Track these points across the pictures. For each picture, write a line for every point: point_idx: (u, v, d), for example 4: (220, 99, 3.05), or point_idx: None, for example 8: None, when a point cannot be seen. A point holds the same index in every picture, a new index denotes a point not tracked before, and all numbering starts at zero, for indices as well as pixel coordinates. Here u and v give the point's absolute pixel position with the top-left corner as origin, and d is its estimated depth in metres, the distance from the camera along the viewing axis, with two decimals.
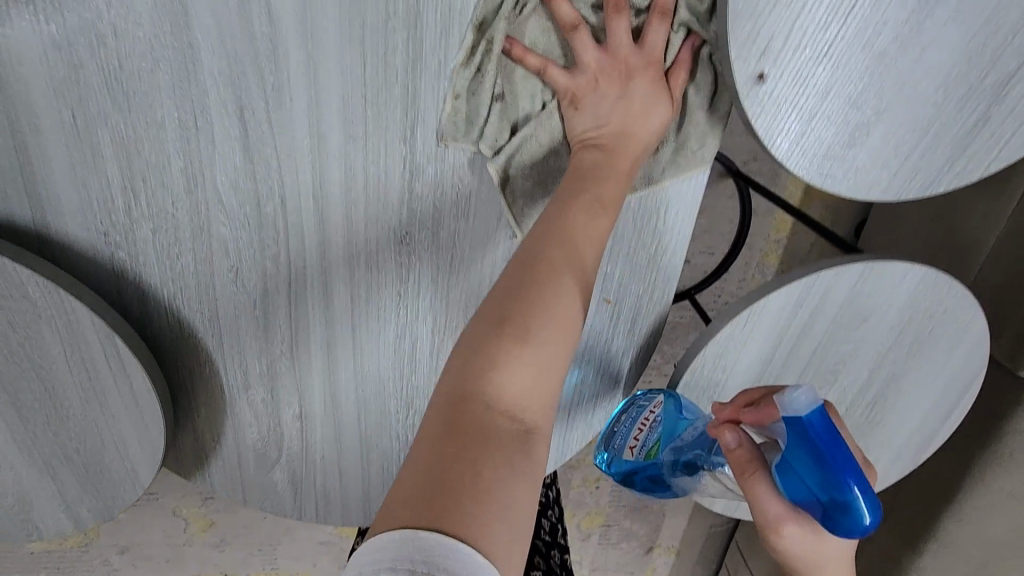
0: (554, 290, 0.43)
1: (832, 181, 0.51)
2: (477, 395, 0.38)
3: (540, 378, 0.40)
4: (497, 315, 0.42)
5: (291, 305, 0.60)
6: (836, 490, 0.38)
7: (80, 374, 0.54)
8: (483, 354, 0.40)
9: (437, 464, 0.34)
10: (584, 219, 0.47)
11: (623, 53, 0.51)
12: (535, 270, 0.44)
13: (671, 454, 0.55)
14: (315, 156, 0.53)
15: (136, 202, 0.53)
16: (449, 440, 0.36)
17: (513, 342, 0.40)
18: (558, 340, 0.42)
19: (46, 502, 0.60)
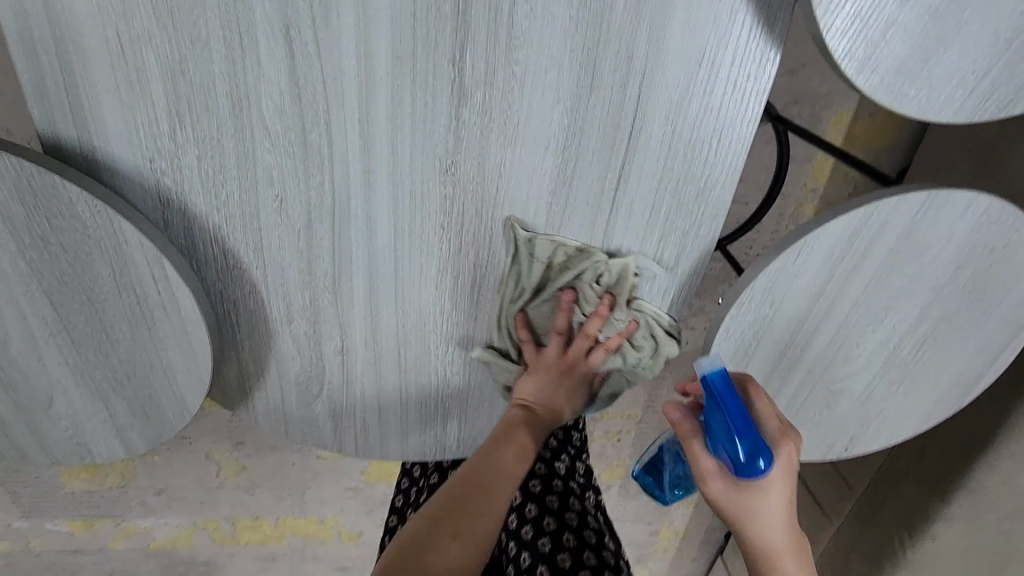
0: (489, 513, 0.57)
1: (902, 100, 0.49)
2: (425, 562, 0.51)
3: (483, 538, 0.55)
4: (458, 505, 0.57)
5: (335, 238, 0.59)
6: (735, 436, 0.49)
7: (130, 298, 0.55)
8: (437, 538, 0.53)
9: (430, 546, 0.53)
10: (523, 449, 0.64)
11: (568, 358, 0.68)
12: (482, 498, 0.58)
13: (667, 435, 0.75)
14: (363, 80, 0.51)
15: (181, 127, 0.52)
16: (424, 551, 0.52)
17: (452, 537, 0.54)
18: (490, 519, 0.56)
19: (100, 425, 0.62)
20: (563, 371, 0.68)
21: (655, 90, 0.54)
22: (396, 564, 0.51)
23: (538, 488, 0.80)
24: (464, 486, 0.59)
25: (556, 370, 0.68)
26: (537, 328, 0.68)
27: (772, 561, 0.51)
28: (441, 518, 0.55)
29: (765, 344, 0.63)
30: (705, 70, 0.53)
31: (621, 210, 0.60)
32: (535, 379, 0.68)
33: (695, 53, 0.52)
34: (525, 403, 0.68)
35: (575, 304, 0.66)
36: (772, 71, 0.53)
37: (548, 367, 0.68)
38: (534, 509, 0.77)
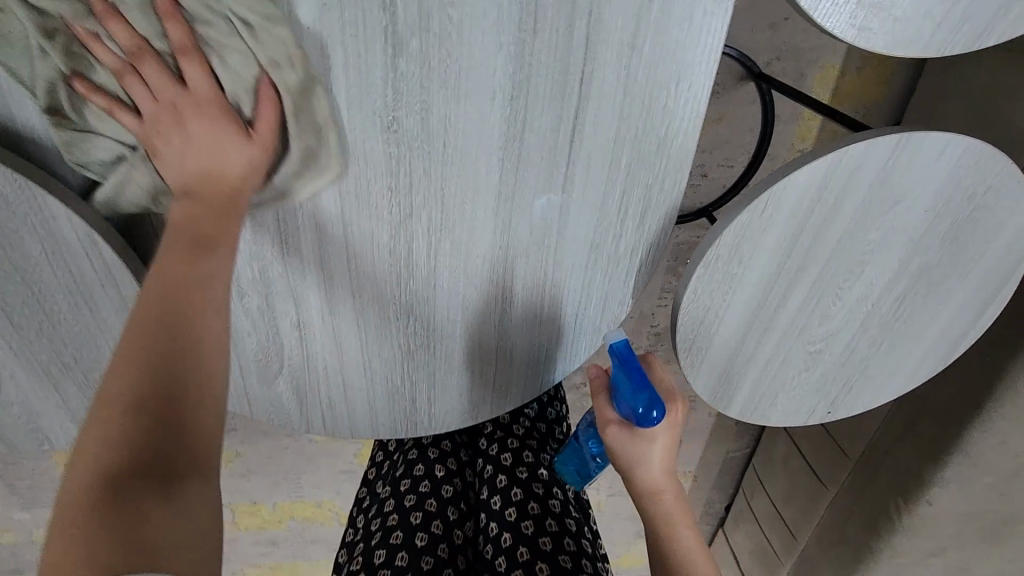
0: (208, 371, 0.45)
1: (866, 35, 0.46)
2: (163, 432, 0.42)
3: (215, 388, 0.45)
4: (171, 410, 0.42)
5: (278, 206, 0.57)
6: (639, 393, 0.59)
7: (65, 275, 0.53)
8: (184, 419, 0.43)
9: (94, 447, 0.40)
10: (150, 322, 0.45)
11: (165, 96, 0.48)
12: (205, 359, 0.45)
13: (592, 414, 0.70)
14: (290, 33, 0.48)
15: (102, 92, 0.49)
16: (112, 420, 0.41)
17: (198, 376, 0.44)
18: (217, 359, 0.46)
19: (52, 409, 0.61)
20: (215, 178, 0.51)
21: (604, 32, 0.50)
22: (107, 435, 0.40)
23: (523, 471, 0.77)
24: (184, 305, 0.46)
25: (197, 150, 0.50)
26: (120, 95, 0.50)
27: (656, 502, 0.63)
28: (159, 303, 0.45)
29: (736, 305, 0.60)
30: (656, 10, 0.50)
31: (579, 166, 0.57)
32: (195, 206, 0.50)
33: None
34: (184, 192, 0.50)
35: (94, 54, 0.48)
36: (726, 10, 0.51)
37: (166, 115, 0.49)
38: (519, 492, 0.74)
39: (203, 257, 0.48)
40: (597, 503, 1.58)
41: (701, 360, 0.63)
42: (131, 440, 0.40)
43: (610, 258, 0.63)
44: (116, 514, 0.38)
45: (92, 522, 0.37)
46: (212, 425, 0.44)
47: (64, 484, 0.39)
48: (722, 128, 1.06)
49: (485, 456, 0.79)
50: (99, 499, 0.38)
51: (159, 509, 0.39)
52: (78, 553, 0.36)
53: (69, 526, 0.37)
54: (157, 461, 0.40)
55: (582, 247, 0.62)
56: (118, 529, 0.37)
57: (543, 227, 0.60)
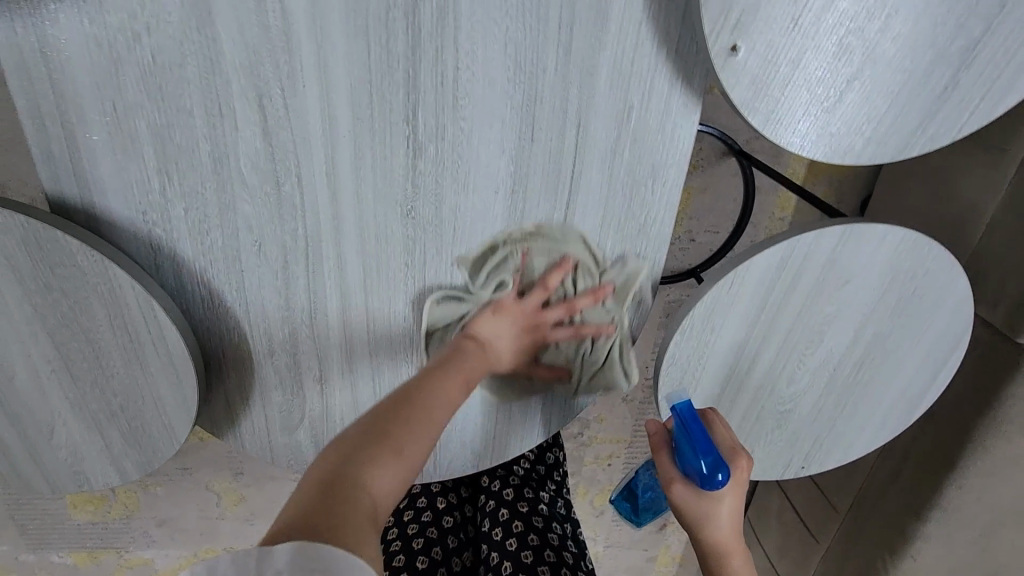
0: (410, 451, 0.52)
1: (809, 148, 0.55)
2: (356, 479, 0.48)
3: (400, 487, 0.50)
4: (384, 433, 0.52)
5: (310, 275, 0.65)
6: (706, 458, 0.59)
7: (123, 337, 0.60)
8: (370, 460, 0.50)
9: (344, 447, 0.51)
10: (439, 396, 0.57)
11: None
12: (400, 423, 0.53)
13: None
14: (328, 139, 0.58)
15: (170, 183, 0.59)
16: (370, 454, 0.50)
17: (386, 455, 0.51)
18: (424, 440, 0.54)
19: (98, 454, 0.67)
20: (530, 327, 0.68)
21: (591, 139, 0.60)
22: (365, 448, 0.51)
23: (526, 507, 0.82)
24: (415, 398, 0.56)
25: (517, 316, 0.67)
26: None
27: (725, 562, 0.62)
28: (403, 413, 0.54)
29: (710, 368, 0.68)
30: (635, 122, 0.60)
31: (571, 244, 0.66)
32: (503, 318, 0.66)
33: (625, 107, 0.59)
34: (475, 337, 0.65)
35: None
36: (693, 121, 0.60)
37: (507, 312, 0.67)
38: (520, 524, 0.79)
39: (463, 383, 0.60)
40: (596, 554, 1.60)
41: None
42: (372, 478, 0.49)
43: (600, 324, 0.71)
44: (325, 516, 0.45)
45: (320, 501, 0.46)
46: (405, 476, 0.51)
47: (313, 472, 0.49)
48: (707, 197, 1.15)
49: (486, 492, 0.85)
50: (345, 487, 0.48)
51: (380, 479, 0.49)
52: (291, 531, 0.44)
53: (303, 511, 0.46)
54: (353, 488, 0.48)
55: (574, 314, 0.70)
56: (341, 517, 0.45)
57: (540, 296, 0.69)
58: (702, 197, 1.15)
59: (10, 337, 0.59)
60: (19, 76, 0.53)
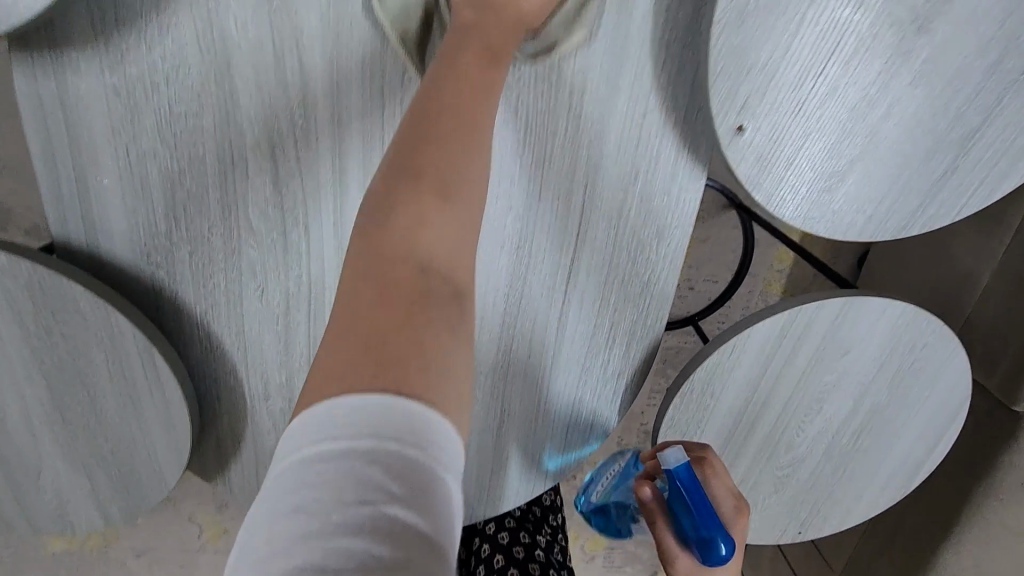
0: (467, 172, 0.41)
1: (813, 223, 0.56)
2: (398, 230, 0.38)
3: (464, 246, 0.39)
4: (409, 160, 0.40)
5: (310, 323, 0.65)
6: (703, 530, 0.53)
7: (119, 380, 0.60)
8: (412, 210, 0.38)
9: (361, 242, 0.38)
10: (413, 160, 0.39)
11: None
12: (428, 196, 0.38)
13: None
14: (337, 190, 0.58)
15: (178, 228, 0.59)
16: (428, 199, 0.39)
17: (432, 202, 0.39)
18: (471, 226, 0.40)
19: (83, 497, 0.66)
20: (504, 3, 0.50)
21: (597, 200, 0.61)
22: (403, 193, 0.38)
23: (523, 554, 0.81)
24: (454, 118, 0.42)
25: (505, 19, 0.49)
26: None
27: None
28: (429, 115, 0.41)
29: (710, 431, 0.67)
30: (641, 186, 0.61)
31: (573, 301, 0.66)
32: None
33: (631, 171, 0.60)
34: (468, 24, 0.48)
35: None
36: (698, 188, 0.61)
37: (494, 11, 0.49)
38: (517, 573, 0.79)
39: (492, 69, 0.46)
40: None
41: None
42: (420, 244, 0.37)
43: (599, 380, 0.71)
44: (395, 329, 0.34)
45: (364, 291, 0.35)
46: (468, 217, 0.40)
47: (359, 227, 0.38)
48: (707, 248, 1.16)
49: (482, 534, 0.83)
50: (394, 245, 0.37)
51: (437, 332, 0.35)
52: (341, 386, 0.32)
53: (357, 281, 0.36)
54: (422, 272, 0.37)
55: (574, 370, 0.70)
56: (396, 330, 0.34)
57: (540, 349, 0.69)
58: (702, 248, 1.16)
59: (4, 379, 0.58)
60: (35, 122, 0.54)
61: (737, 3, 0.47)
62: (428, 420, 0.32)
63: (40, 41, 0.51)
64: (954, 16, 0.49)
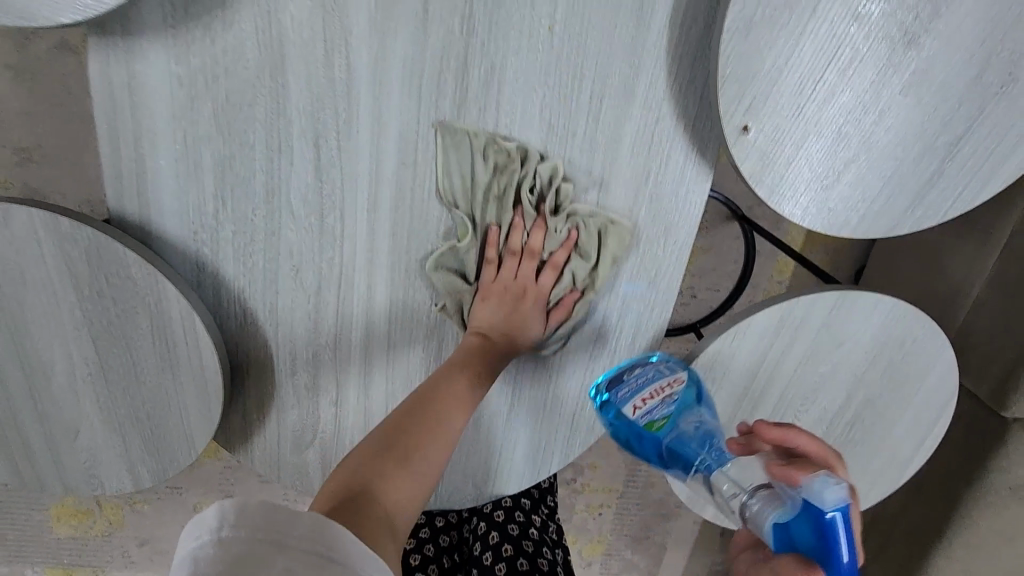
0: (428, 447, 0.53)
1: (809, 219, 0.61)
2: (381, 480, 0.49)
3: (430, 463, 0.52)
4: (393, 437, 0.53)
5: (339, 303, 0.69)
6: (824, 564, 0.41)
7: (161, 346, 0.64)
8: (387, 468, 0.49)
9: (362, 449, 0.51)
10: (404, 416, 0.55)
11: None
12: (419, 438, 0.53)
13: (676, 433, 0.56)
14: (373, 177, 0.63)
15: (224, 208, 0.64)
16: (391, 471, 0.49)
17: (393, 462, 0.50)
18: (437, 459, 0.53)
19: (117, 459, 0.70)
20: (517, 295, 0.67)
21: (611, 195, 0.66)
22: (379, 458, 0.50)
23: (517, 531, 0.85)
24: (427, 411, 0.56)
25: (511, 292, 0.67)
26: None
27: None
28: (396, 427, 0.54)
29: (711, 417, 0.71)
30: (652, 184, 0.66)
31: (586, 289, 0.71)
32: (488, 304, 0.67)
33: (644, 170, 0.65)
34: (484, 331, 0.66)
35: None
36: (705, 187, 0.66)
37: (508, 291, 0.67)
38: (510, 548, 0.83)
39: (461, 410, 0.59)
40: None
41: None
42: (394, 486, 0.49)
43: (607, 368, 0.75)
44: (376, 462, 0.50)
45: (359, 459, 0.50)
46: (434, 476, 0.52)
47: (339, 467, 0.50)
48: (710, 257, 1.21)
49: (478, 512, 0.87)
50: (382, 467, 0.49)
51: (404, 482, 0.50)
52: (330, 500, 0.46)
53: (368, 450, 0.51)
54: (369, 500, 0.46)
55: (583, 357, 0.74)
56: (371, 476, 0.48)
57: (553, 336, 0.73)
58: (705, 257, 1.21)
59: (56, 339, 0.63)
60: (103, 103, 0.59)
61: (744, 17, 0.53)
62: (351, 543, 0.40)
63: (115, 30, 0.57)
64: (939, 35, 0.54)
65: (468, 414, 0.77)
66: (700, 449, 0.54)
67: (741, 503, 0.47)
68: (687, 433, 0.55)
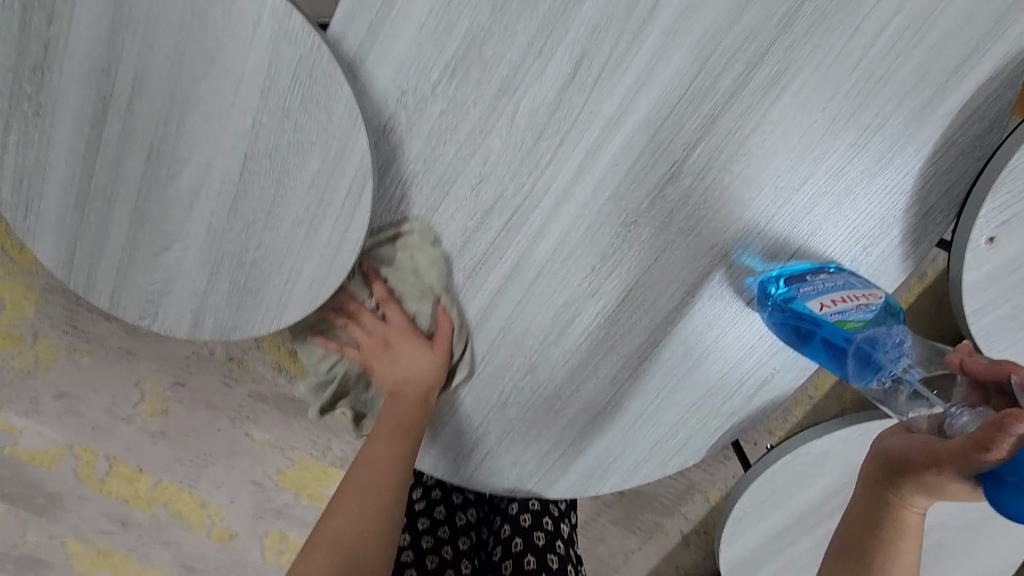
0: (380, 477, 0.67)
1: (990, 347, 0.61)
2: (347, 490, 0.67)
3: (398, 490, 0.67)
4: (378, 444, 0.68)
5: (500, 234, 0.63)
6: None
7: (312, 196, 0.56)
8: (369, 470, 0.67)
9: (322, 549, 0.63)
10: (370, 466, 0.67)
11: None
12: (364, 476, 0.67)
13: (870, 332, 0.53)
14: (611, 126, 0.59)
15: (446, 84, 0.58)
16: (372, 462, 0.67)
17: (354, 502, 0.66)
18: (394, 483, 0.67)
19: (186, 294, 0.60)
20: None
21: (815, 246, 0.63)
22: (343, 494, 0.66)
23: (543, 541, 0.77)
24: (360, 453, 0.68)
25: None
26: None
27: (872, 532, 0.53)
28: (374, 447, 0.68)
29: (797, 498, 0.69)
30: (856, 251, 0.64)
31: (735, 328, 0.68)
32: None
33: (856, 236, 0.63)
34: None
35: None
36: (898, 276, 0.65)
37: None
38: (532, 561, 0.76)
39: (426, 378, 0.69)
40: None
41: (742, 531, 0.71)
42: (369, 466, 0.67)
43: (710, 411, 0.72)
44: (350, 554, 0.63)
45: (365, 486, 0.67)
46: (393, 492, 0.67)
47: (318, 533, 0.64)
48: None
49: (504, 512, 0.80)
50: (376, 456, 0.67)
51: (383, 487, 0.67)
52: (353, 513, 0.65)
53: (347, 514, 0.65)
54: (378, 516, 0.66)
55: (695, 391, 0.71)
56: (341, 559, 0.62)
57: (680, 359, 0.69)
58: None
59: (207, 137, 0.54)
60: None
61: None
62: None
63: None
64: None
65: (555, 400, 0.71)
66: (892, 364, 0.52)
67: (947, 417, 0.48)
68: (882, 340, 0.52)
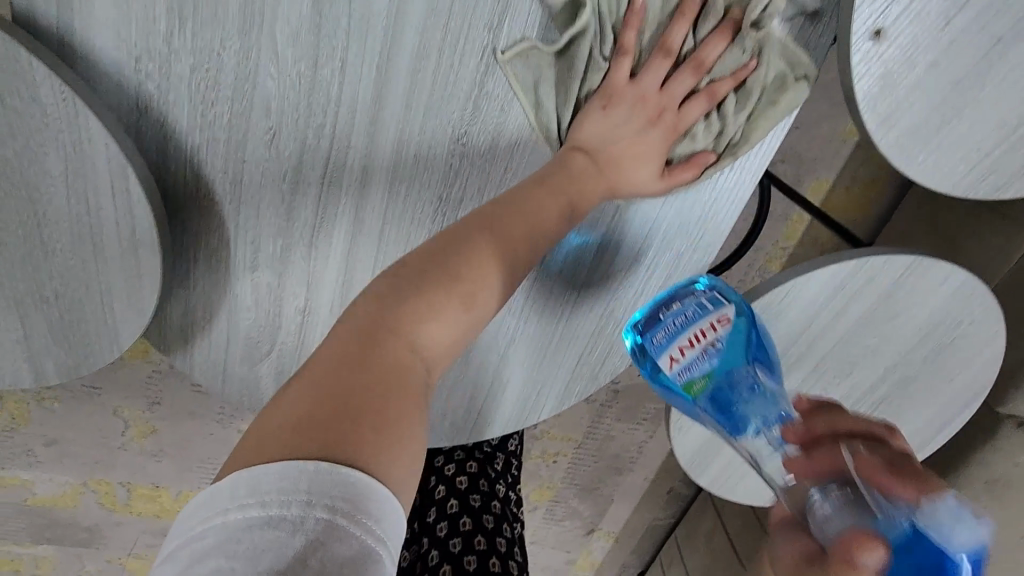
0: (429, 299, 0.42)
1: (907, 162, 0.52)
2: (414, 314, 0.41)
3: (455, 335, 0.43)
4: (453, 247, 0.46)
5: (323, 188, 0.55)
6: None
7: (75, 204, 0.48)
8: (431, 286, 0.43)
9: (300, 437, 0.33)
10: (397, 306, 0.41)
11: None
12: (389, 309, 0.41)
13: (724, 397, 0.43)
14: (391, 24, 0.49)
15: (181, 31, 0.48)
16: (427, 289, 0.43)
17: (417, 309, 0.42)
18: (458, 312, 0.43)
19: (12, 346, 0.55)
20: None
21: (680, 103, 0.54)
22: (381, 296, 0.42)
23: (479, 502, 0.77)
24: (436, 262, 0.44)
25: None
26: None
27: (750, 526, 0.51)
28: (419, 260, 0.44)
29: None
30: (731, 93, 0.53)
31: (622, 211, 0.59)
32: None
33: (725, 75, 0.53)
34: None
35: None
36: (797, 105, 0.53)
37: None
38: (468, 522, 0.74)
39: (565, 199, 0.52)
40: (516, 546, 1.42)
41: (688, 424, 0.68)
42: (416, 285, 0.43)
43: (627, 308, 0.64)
44: (337, 429, 0.34)
45: (333, 376, 0.36)
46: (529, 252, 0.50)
47: (352, 313, 0.41)
48: None
49: (441, 478, 0.80)
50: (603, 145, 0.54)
51: (404, 353, 0.40)
52: (306, 411, 0.35)
53: (354, 358, 0.38)
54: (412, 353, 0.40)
55: (602, 292, 0.63)
56: (319, 441, 0.33)
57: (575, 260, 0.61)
58: None
59: None
60: None
61: None
62: (371, 489, 0.32)
63: None
64: None
65: None
66: (751, 405, 0.42)
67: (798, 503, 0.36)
68: (737, 393, 0.43)
